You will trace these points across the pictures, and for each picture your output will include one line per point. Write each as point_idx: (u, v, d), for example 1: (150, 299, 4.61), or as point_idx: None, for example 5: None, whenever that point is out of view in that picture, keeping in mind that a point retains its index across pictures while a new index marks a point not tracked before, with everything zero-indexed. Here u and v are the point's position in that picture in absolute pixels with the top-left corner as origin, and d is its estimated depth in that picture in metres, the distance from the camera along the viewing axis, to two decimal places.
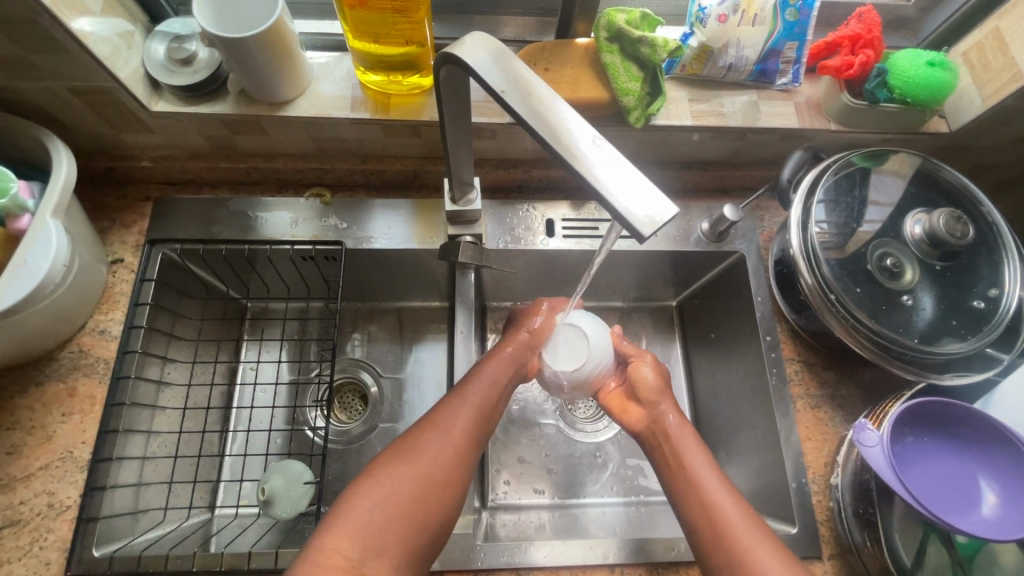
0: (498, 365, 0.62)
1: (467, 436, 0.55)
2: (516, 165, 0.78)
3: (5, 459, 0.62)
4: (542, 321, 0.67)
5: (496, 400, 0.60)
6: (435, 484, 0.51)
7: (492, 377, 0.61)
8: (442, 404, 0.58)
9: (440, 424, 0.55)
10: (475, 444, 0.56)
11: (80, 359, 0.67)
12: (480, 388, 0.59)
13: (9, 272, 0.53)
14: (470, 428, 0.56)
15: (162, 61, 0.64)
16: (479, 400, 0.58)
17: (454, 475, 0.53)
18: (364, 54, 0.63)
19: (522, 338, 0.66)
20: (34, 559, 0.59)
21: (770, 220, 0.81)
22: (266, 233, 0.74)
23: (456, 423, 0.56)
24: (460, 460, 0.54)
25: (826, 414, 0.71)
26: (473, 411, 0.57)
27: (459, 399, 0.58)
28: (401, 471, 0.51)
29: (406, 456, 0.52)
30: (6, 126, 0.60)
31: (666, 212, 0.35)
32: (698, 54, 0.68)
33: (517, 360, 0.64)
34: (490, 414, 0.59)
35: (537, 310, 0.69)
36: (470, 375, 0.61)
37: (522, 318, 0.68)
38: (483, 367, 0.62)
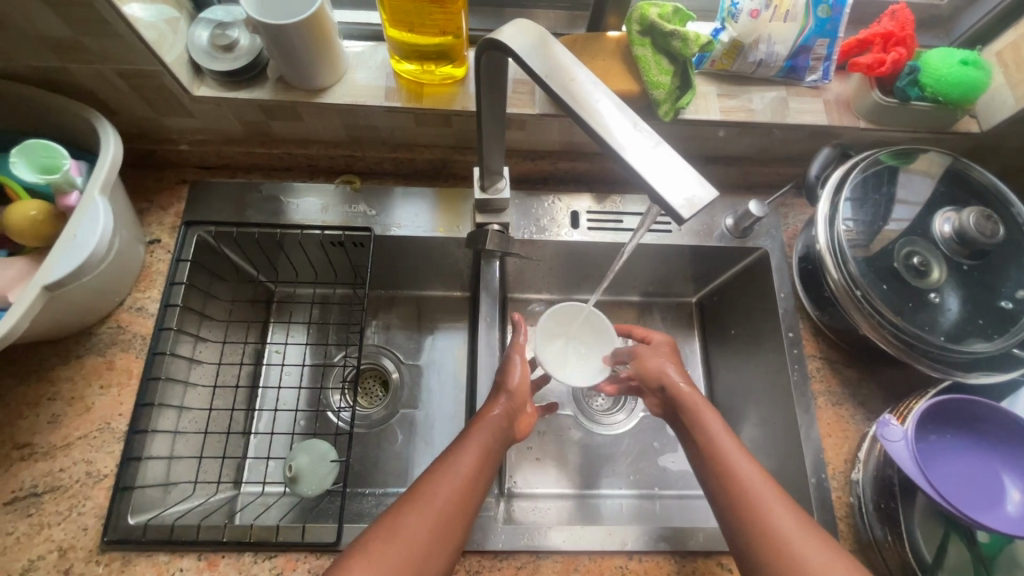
0: (486, 431, 0.59)
1: (452, 512, 0.52)
2: (543, 157, 0.79)
3: (46, 427, 0.65)
4: (519, 376, 0.65)
5: (487, 468, 0.57)
6: (415, 565, 0.49)
7: (478, 445, 0.58)
8: (429, 475, 0.54)
9: (422, 496, 0.52)
10: (463, 519, 0.53)
11: (118, 334, 0.70)
12: (468, 456, 0.56)
13: (60, 245, 0.56)
14: (455, 503, 0.53)
15: (205, 48, 0.66)
16: (467, 471, 0.55)
17: (436, 553, 0.50)
18: (400, 43, 0.64)
19: (505, 400, 0.62)
20: (72, 525, 0.61)
21: (794, 217, 0.81)
22: (297, 218, 0.76)
23: (440, 495, 0.52)
24: (443, 537, 0.51)
25: (847, 411, 0.70)
26: (460, 483, 0.54)
27: (445, 470, 0.55)
28: (385, 554, 0.48)
29: (389, 537, 0.49)
30: (57, 107, 0.62)
31: (705, 195, 0.36)
32: (729, 49, 0.69)
33: (506, 425, 0.61)
34: (481, 483, 0.56)
35: (511, 361, 0.66)
36: (458, 442, 0.58)
37: (499, 378, 0.65)
38: (470, 432, 0.59)
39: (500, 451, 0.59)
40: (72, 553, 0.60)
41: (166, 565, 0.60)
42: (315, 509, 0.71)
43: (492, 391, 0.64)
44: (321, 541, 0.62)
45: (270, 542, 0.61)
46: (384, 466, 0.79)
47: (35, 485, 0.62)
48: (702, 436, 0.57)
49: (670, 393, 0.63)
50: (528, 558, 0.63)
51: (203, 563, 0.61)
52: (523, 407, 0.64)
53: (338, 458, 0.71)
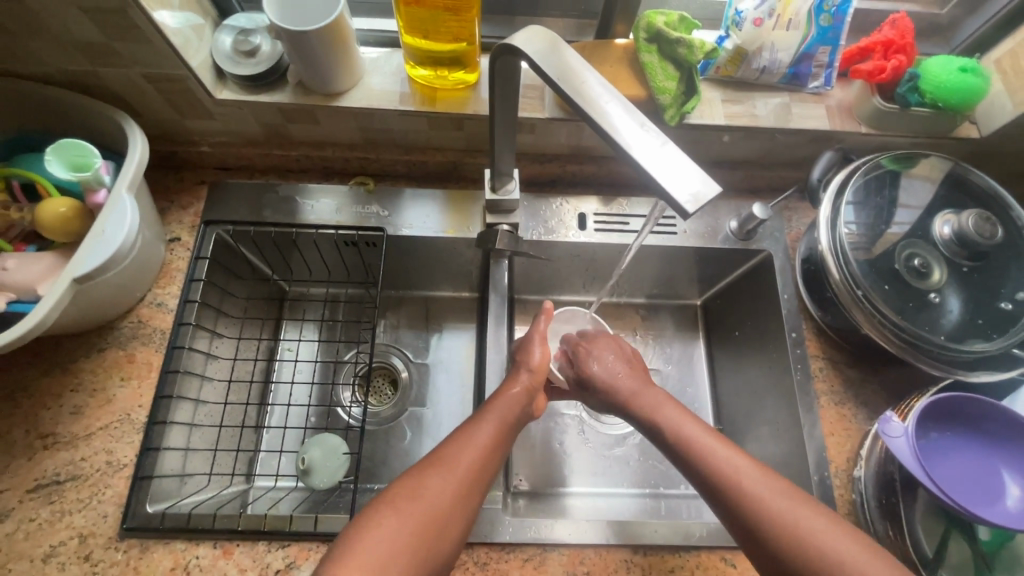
0: (504, 405, 0.61)
1: (472, 476, 0.53)
2: (552, 160, 0.81)
3: (68, 418, 0.67)
4: (539, 355, 0.67)
5: (501, 442, 0.58)
6: (437, 525, 0.49)
7: (497, 416, 0.60)
8: (448, 442, 0.56)
9: (445, 461, 0.54)
10: (482, 482, 0.54)
11: (138, 329, 0.72)
12: (487, 428, 0.58)
13: (88, 240, 0.58)
14: (476, 469, 0.54)
15: (228, 53, 0.68)
16: (486, 439, 0.57)
17: (457, 514, 0.51)
18: (415, 49, 0.67)
19: (526, 375, 0.65)
20: (93, 512, 0.63)
21: (798, 220, 0.82)
22: (312, 218, 0.78)
23: (462, 462, 0.54)
24: (463, 499, 0.52)
25: (849, 411, 0.71)
26: (480, 450, 0.55)
27: (466, 438, 0.56)
28: (410, 510, 0.49)
29: (412, 495, 0.50)
30: (87, 109, 0.65)
31: (710, 190, 0.38)
32: (733, 56, 0.71)
33: (527, 397, 0.63)
34: (497, 453, 0.57)
35: (533, 344, 0.68)
36: (478, 415, 0.60)
37: (521, 356, 0.67)
38: (490, 406, 0.61)
39: (517, 426, 0.61)
40: (92, 539, 0.62)
41: (183, 553, 0.62)
42: (326, 501, 0.73)
43: (511, 369, 0.67)
44: (332, 532, 0.63)
45: (284, 530, 0.63)
46: (393, 462, 0.81)
47: (57, 473, 0.64)
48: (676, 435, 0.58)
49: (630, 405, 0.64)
50: (535, 551, 0.64)
51: (218, 551, 0.62)
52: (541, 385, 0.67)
53: (350, 451, 0.72)
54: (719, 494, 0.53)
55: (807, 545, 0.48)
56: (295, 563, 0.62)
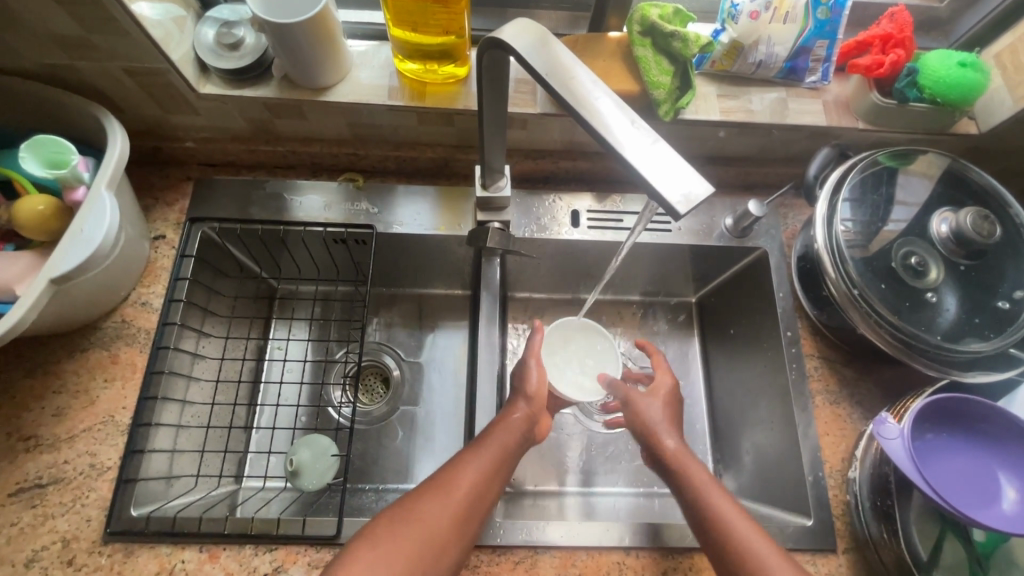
0: (507, 429, 0.60)
1: (472, 501, 0.53)
2: (544, 156, 0.79)
3: (50, 420, 0.66)
4: (537, 378, 0.65)
5: (504, 469, 0.57)
6: (428, 555, 0.49)
7: (499, 444, 0.58)
8: (447, 469, 0.55)
9: (444, 484, 0.53)
10: (477, 512, 0.53)
11: (122, 329, 0.71)
12: (486, 455, 0.57)
13: (66, 239, 0.57)
14: (475, 493, 0.53)
15: (211, 46, 0.66)
16: (485, 467, 0.56)
17: (454, 541, 0.51)
18: (403, 42, 0.65)
19: (528, 402, 0.63)
20: (76, 516, 0.62)
21: (794, 217, 0.81)
22: (299, 215, 0.76)
23: (460, 485, 0.53)
24: (460, 526, 0.51)
25: (845, 410, 0.71)
26: (478, 477, 0.55)
27: (464, 465, 0.55)
28: (399, 541, 0.48)
29: (403, 524, 0.50)
30: (65, 104, 0.63)
31: (702, 191, 0.37)
32: (729, 50, 0.69)
33: (528, 425, 0.62)
34: (498, 479, 0.56)
35: (528, 366, 0.66)
36: (480, 438, 0.59)
37: (518, 383, 0.66)
38: (493, 432, 0.59)
39: (518, 454, 0.60)
40: (75, 544, 0.61)
41: (169, 557, 0.61)
42: (316, 503, 0.72)
43: (513, 392, 0.66)
44: (321, 536, 0.62)
45: (272, 534, 0.62)
46: (385, 463, 0.80)
47: (39, 476, 0.63)
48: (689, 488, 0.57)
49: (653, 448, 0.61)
50: (527, 553, 0.63)
51: (204, 555, 0.61)
52: (542, 410, 0.65)
53: (339, 452, 0.71)
54: (708, 539, 0.54)
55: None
56: (283, 567, 0.61)
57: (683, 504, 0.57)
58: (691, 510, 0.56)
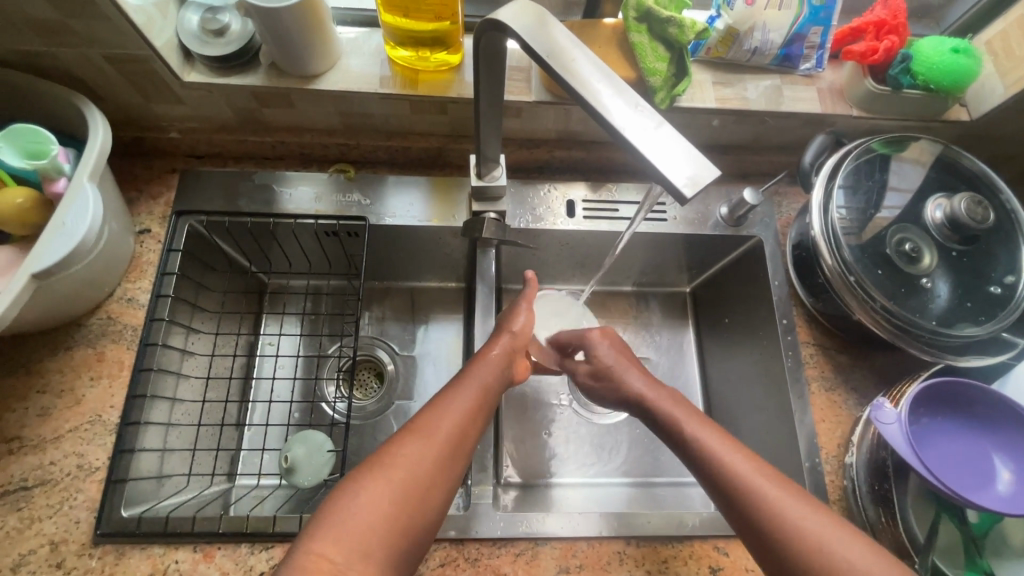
0: (486, 368, 0.59)
1: (453, 443, 0.51)
2: (539, 145, 0.78)
3: (35, 420, 0.64)
4: (523, 320, 0.66)
5: (487, 405, 0.56)
6: (420, 490, 0.47)
7: (478, 381, 0.57)
8: (430, 407, 0.53)
9: (428, 427, 0.51)
10: (464, 448, 0.52)
11: (108, 326, 0.69)
12: (468, 394, 0.55)
13: (48, 232, 0.54)
14: (457, 433, 0.52)
15: (196, 32, 0.64)
16: (467, 403, 0.54)
17: (440, 479, 0.49)
18: (395, 29, 0.63)
19: (506, 338, 0.63)
20: (64, 518, 0.60)
21: (788, 205, 0.81)
22: (290, 207, 0.75)
23: (443, 427, 0.51)
24: (444, 468, 0.50)
25: (840, 396, 0.71)
26: (460, 415, 0.53)
27: (446, 403, 0.54)
28: (388, 480, 0.47)
29: (390, 462, 0.48)
30: (42, 92, 0.60)
31: (707, 173, 0.36)
32: (724, 37, 0.69)
33: (507, 361, 0.61)
34: (479, 418, 0.55)
35: (517, 308, 0.67)
36: (458, 381, 0.57)
37: (505, 321, 0.66)
38: (472, 368, 0.59)
39: (500, 389, 0.59)
40: (64, 546, 0.59)
41: (161, 557, 0.60)
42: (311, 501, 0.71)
43: (494, 332, 0.65)
44: None
45: (267, 532, 0.61)
46: None
47: (25, 479, 0.61)
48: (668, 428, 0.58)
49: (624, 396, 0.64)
50: (528, 546, 0.63)
51: (199, 555, 0.60)
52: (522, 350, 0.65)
53: (335, 448, 0.71)
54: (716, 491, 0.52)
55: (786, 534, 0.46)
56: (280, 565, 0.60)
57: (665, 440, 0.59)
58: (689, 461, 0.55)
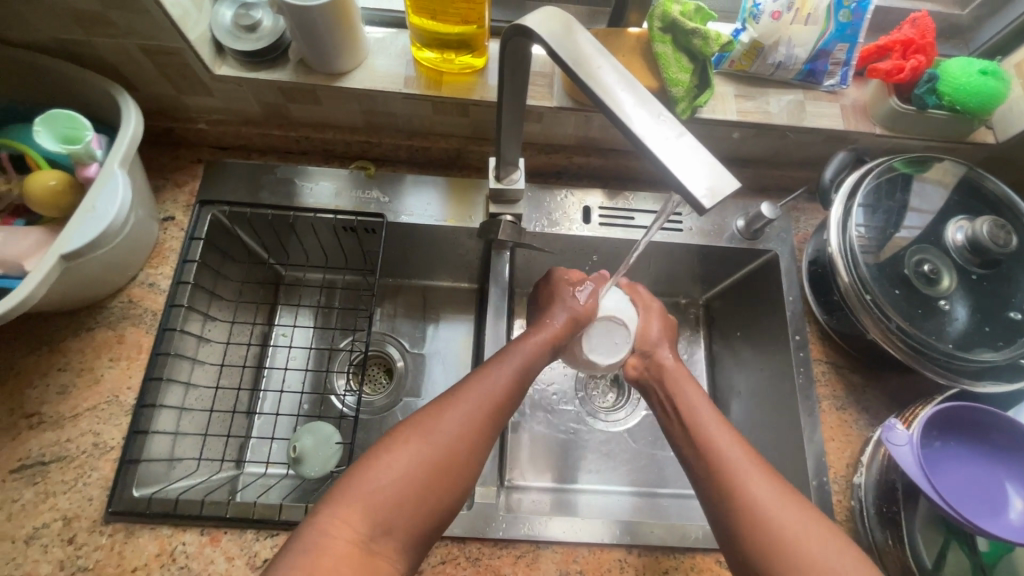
0: (528, 347, 0.60)
1: (488, 418, 0.53)
2: (558, 151, 0.79)
3: (54, 397, 0.65)
4: (586, 297, 0.68)
5: (524, 383, 0.58)
6: (452, 460, 0.50)
7: (519, 359, 0.59)
8: (468, 380, 0.55)
9: (463, 403, 0.53)
10: (497, 423, 0.54)
11: (129, 309, 0.70)
12: (506, 369, 0.57)
13: (79, 215, 0.56)
14: (491, 408, 0.54)
15: (228, 27, 0.66)
16: (505, 379, 0.56)
17: (473, 451, 0.51)
18: (421, 30, 0.64)
19: (562, 317, 0.65)
20: (77, 495, 0.62)
21: (806, 221, 0.81)
22: (310, 201, 0.76)
23: (479, 402, 0.53)
24: (477, 442, 0.52)
25: (850, 416, 0.70)
26: (495, 391, 0.55)
27: (484, 377, 0.56)
28: (422, 449, 0.49)
29: (425, 432, 0.50)
30: (79, 80, 0.62)
31: (726, 185, 0.36)
32: (748, 50, 0.69)
33: (550, 343, 0.63)
34: (514, 397, 0.56)
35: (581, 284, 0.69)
36: (497, 357, 0.59)
37: (562, 293, 0.68)
38: (513, 346, 0.60)
39: (539, 369, 0.61)
40: (76, 522, 0.61)
41: (169, 538, 0.61)
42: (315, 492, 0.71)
43: (547, 309, 0.67)
44: None
45: (273, 520, 0.62)
46: None
47: (42, 454, 0.63)
48: (681, 406, 0.61)
49: (652, 361, 0.67)
50: (529, 549, 0.63)
51: (206, 538, 0.61)
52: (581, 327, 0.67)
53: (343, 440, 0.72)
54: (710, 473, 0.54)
55: (764, 529, 0.48)
56: None
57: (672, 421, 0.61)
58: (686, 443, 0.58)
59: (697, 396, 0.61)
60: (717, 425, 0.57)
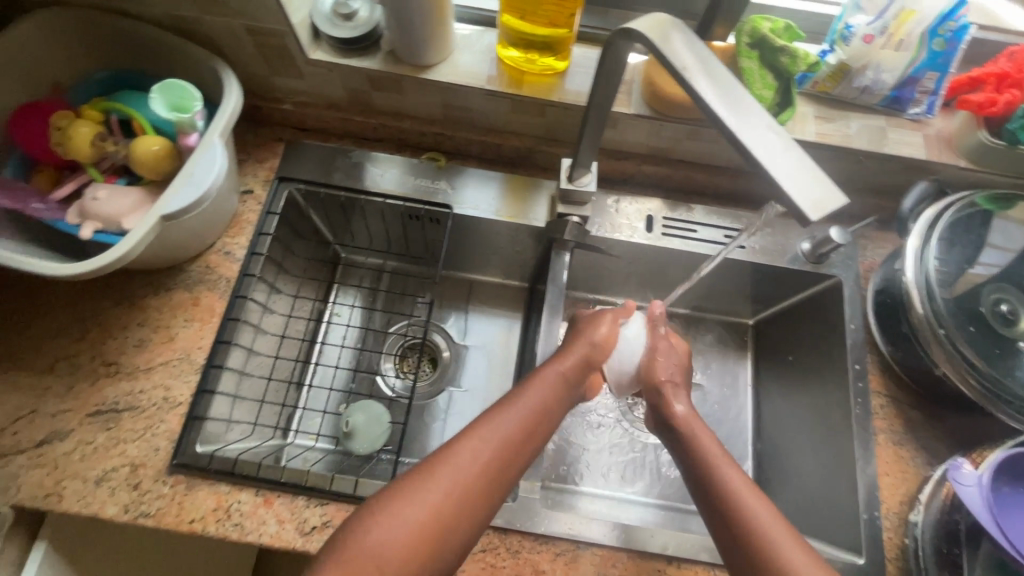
0: (543, 389, 0.58)
1: (494, 468, 0.51)
2: (628, 157, 0.79)
3: (132, 349, 0.69)
4: (606, 327, 0.66)
5: (538, 428, 0.56)
6: (449, 517, 0.48)
7: (532, 403, 0.57)
8: (475, 426, 0.54)
9: (462, 452, 0.51)
10: (506, 472, 0.52)
11: (205, 274, 0.74)
12: (518, 415, 0.55)
13: (179, 179, 0.59)
14: (498, 458, 0.52)
15: (327, 15, 0.69)
16: (515, 426, 0.54)
17: (473, 507, 0.50)
18: (511, 29, 0.66)
19: (576, 357, 0.63)
20: (145, 444, 0.65)
21: (874, 250, 0.79)
22: (381, 187, 0.79)
23: (484, 451, 0.52)
24: (477, 497, 0.50)
25: (907, 452, 0.69)
26: (504, 439, 0.53)
27: (492, 424, 0.54)
28: (416, 505, 0.48)
29: (421, 485, 0.49)
30: (187, 54, 0.66)
31: (834, 200, 0.36)
32: (834, 72, 0.68)
33: (565, 385, 0.60)
34: (527, 443, 0.54)
35: (600, 318, 0.67)
36: (510, 398, 0.57)
37: (587, 328, 0.67)
38: (528, 387, 0.58)
39: (556, 411, 0.58)
40: (142, 469, 0.64)
41: (226, 496, 0.64)
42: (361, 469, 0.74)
43: (563, 347, 0.65)
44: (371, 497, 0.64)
45: (324, 489, 0.64)
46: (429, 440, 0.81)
47: (117, 401, 0.67)
48: (699, 462, 0.56)
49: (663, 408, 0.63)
50: (568, 548, 0.63)
51: (259, 499, 0.64)
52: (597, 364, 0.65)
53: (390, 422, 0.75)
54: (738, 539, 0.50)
55: None
56: (332, 522, 0.63)
57: (690, 474, 0.57)
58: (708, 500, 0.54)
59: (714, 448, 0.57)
60: (746, 486, 0.53)
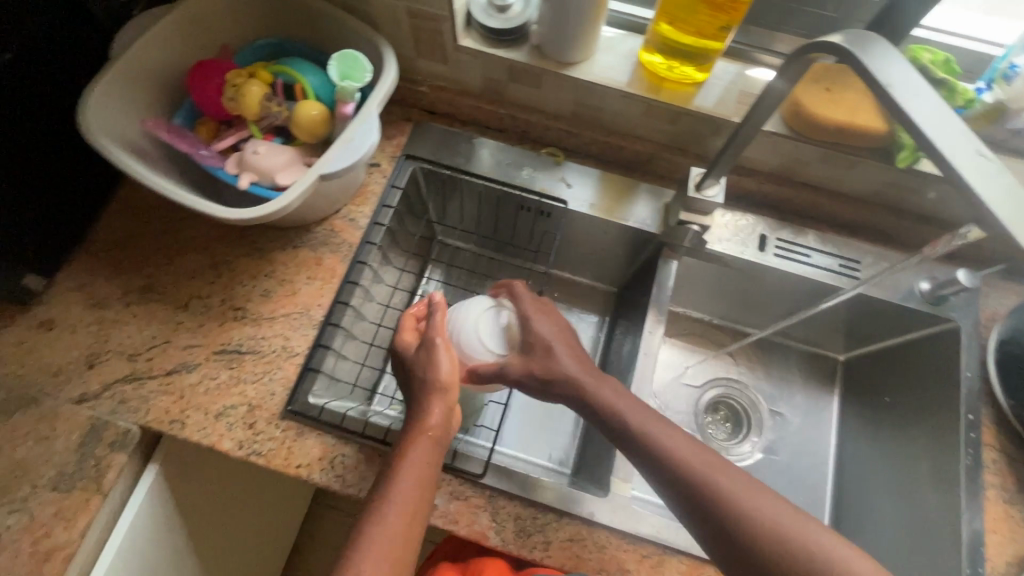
0: (423, 450, 0.57)
1: (401, 550, 0.53)
2: (750, 175, 0.79)
3: (258, 298, 0.74)
4: (448, 365, 0.60)
5: (427, 488, 0.56)
6: None
7: (415, 469, 0.56)
8: (372, 514, 0.54)
9: (372, 547, 0.52)
10: (410, 544, 0.54)
11: (330, 237, 0.78)
12: (407, 489, 0.55)
13: (338, 144, 0.63)
14: (400, 538, 0.53)
15: (484, 6, 0.72)
16: (407, 504, 0.54)
17: None
18: (661, 36, 0.68)
19: (438, 406, 0.59)
20: (262, 387, 0.69)
21: (998, 299, 0.76)
22: (503, 175, 0.82)
23: (386, 542, 0.52)
24: None
25: (1019, 512, 0.65)
26: (400, 521, 0.54)
27: (387, 508, 0.54)
28: None
29: None
30: (350, 28, 0.70)
31: None
32: (988, 112, 0.66)
33: (439, 436, 0.59)
34: (421, 509, 0.55)
35: (436, 354, 0.61)
36: (395, 470, 0.56)
37: (423, 372, 0.60)
38: (408, 454, 0.57)
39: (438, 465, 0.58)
40: (259, 411, 0.68)
41: (332, 447, 0.67)
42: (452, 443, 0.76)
43: (415, 397, 0.60)
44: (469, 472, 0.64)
45: None
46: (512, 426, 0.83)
47: (240, 344, 0.71)
48: (696, 477, 0.53)
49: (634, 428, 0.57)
50: (655, 553, 0.63)
51: (362, 455, 0.66)
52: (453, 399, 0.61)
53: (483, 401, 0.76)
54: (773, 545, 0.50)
55: None
56: None
57: (687, 494, 0.53)
58: (721, 515, 0.52)
59: (699, 453, 0.55)
60: (752, 488, 0.53)
